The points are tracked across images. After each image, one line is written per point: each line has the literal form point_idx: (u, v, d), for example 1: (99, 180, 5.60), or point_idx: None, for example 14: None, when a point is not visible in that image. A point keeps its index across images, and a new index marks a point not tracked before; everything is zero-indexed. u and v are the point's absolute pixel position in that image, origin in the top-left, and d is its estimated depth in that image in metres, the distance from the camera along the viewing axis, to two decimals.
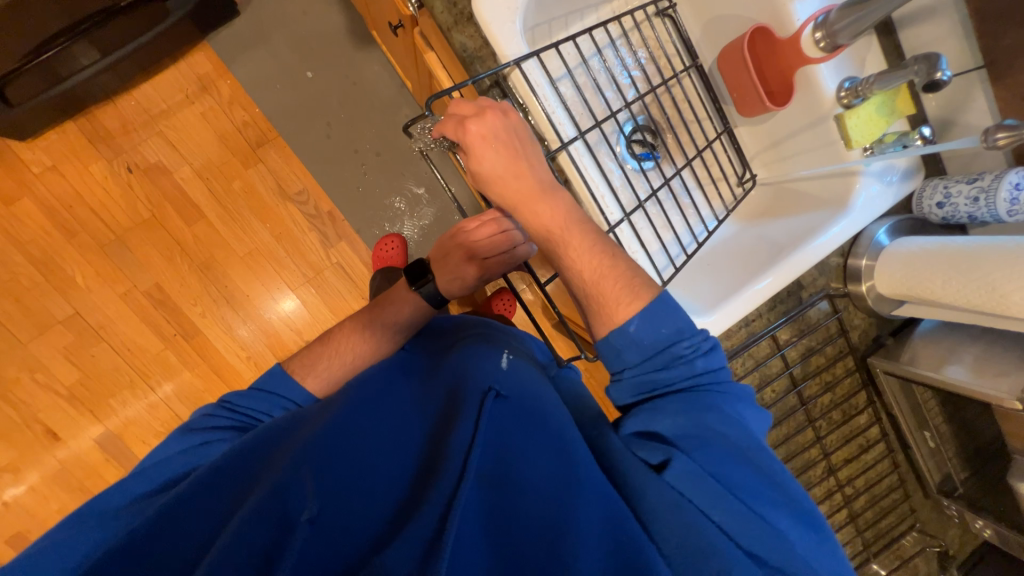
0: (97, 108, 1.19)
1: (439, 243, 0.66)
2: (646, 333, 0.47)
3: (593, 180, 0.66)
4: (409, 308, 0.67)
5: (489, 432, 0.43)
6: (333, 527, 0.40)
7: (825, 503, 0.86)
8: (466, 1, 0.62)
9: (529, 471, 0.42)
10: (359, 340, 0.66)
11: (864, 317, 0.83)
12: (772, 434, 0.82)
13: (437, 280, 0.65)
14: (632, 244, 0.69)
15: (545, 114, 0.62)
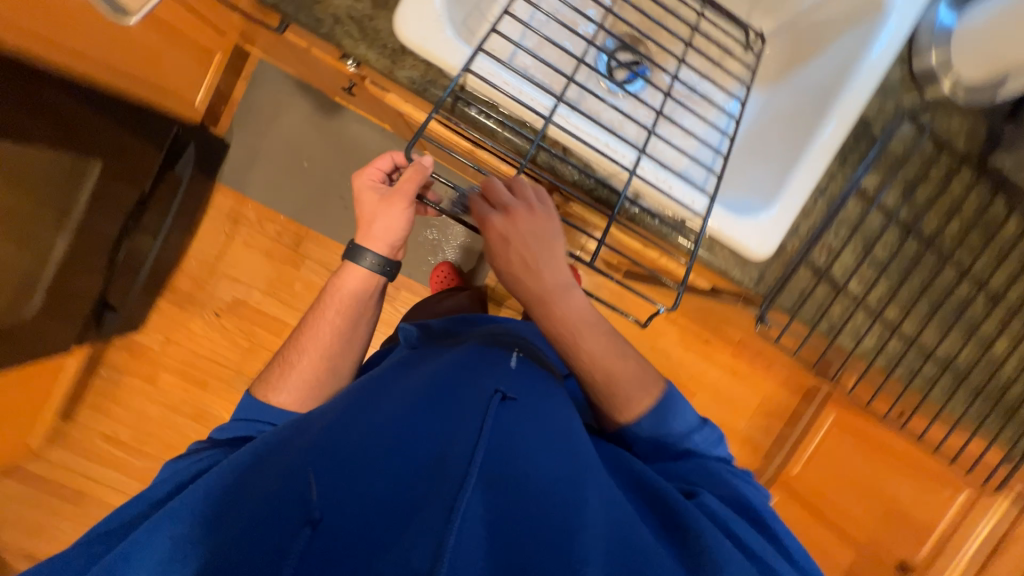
0: (173, 278, 1.37)
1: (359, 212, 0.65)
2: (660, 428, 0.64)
3: (592, 135, 0.62)
4: (354, 286, 0.68)
5: (496, 436, 0.50)
6: (349, 524, 0.44)
7: (1001, 340, 0.74)
8: (392, 37, 0.60)
9: (525, 467, 0.49)
10: (314, 334, 0.70)
11: (961, 118, 0.70)
12: (903, 293, 0.72)
13: (371, 248, 0.65)
14: (661, 176, 0.64)
15: (517, 101, 0.60)
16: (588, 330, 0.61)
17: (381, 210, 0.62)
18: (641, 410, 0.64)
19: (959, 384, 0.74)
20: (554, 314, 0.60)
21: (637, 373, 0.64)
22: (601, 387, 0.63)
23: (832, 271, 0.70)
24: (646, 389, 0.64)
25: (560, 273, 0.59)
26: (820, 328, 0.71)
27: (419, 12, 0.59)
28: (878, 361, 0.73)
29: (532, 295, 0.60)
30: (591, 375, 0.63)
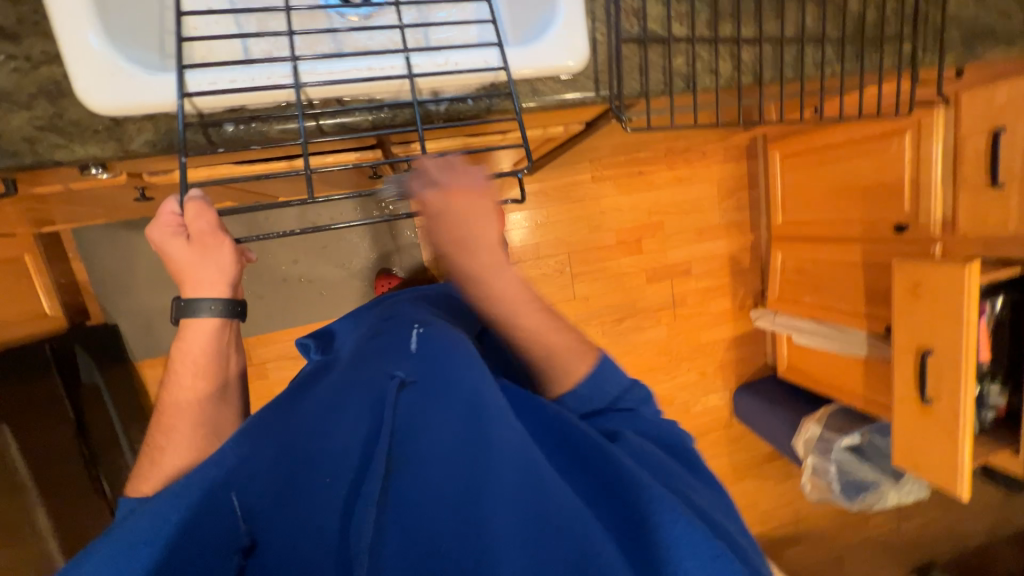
0: None
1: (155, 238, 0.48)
2: (598, 396, 0.62)
3: (351, 68, 0.56)
4: (201, 347, 0.54)
5: (406, 422, 0.51)
6: (278, 534, 0.45)
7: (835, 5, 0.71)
8: (95, 119, 0.51)
9: (438, 432, 0.50)
10: (180, 417, 0.55)
11: None
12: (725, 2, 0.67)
13: (201, 292, 0.51)
14: (440, 57, 0.58)
15: (260, 88, 0.53)
16: (530, 321, 0.61)
17: (191, 258, 0.49)
18: (579, 379, 0.62)
19: (823, 49, 0.71)
20: (487, 285, 0.60)
21: (573, 345, 0.63)
22: (540, 361, 0.62)
23: (650, 30, 0.65)
24: (583, 354, 0.63)
25: (493, 261, 0.60)
26: (677, 87, 0.67)
27: (92, 70, 0.49)
28: (743, 81, 0.69)
29: (470, 264, 0.59)
30: (525, 346, 0.62)
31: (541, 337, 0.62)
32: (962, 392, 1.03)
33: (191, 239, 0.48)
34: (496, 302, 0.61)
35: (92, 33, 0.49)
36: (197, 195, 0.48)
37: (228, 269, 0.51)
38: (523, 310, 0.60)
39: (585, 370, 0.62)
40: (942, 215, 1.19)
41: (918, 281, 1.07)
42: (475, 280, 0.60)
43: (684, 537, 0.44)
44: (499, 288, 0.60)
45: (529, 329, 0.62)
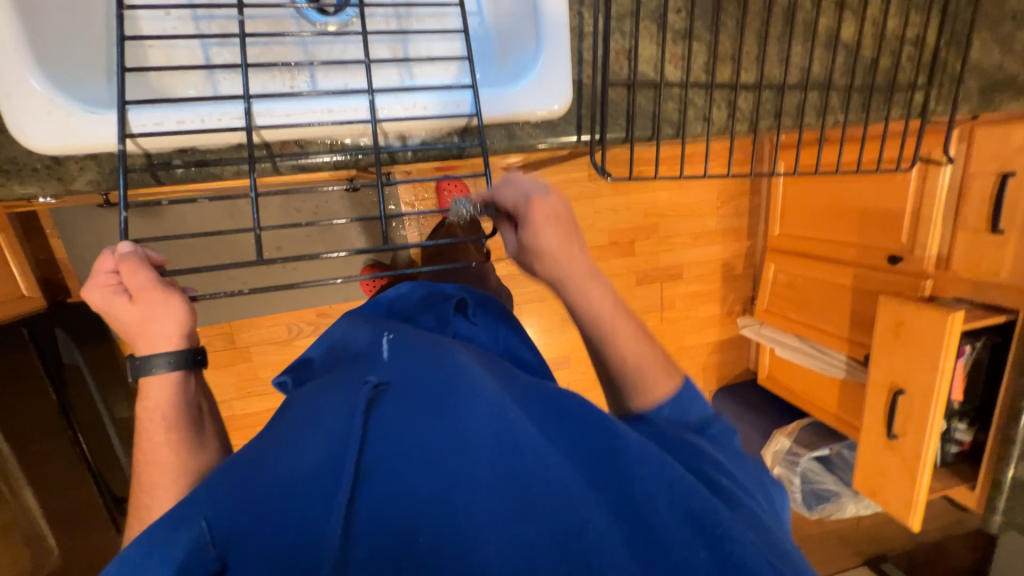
0: None
1: (100, 305, 0.49)
2: (679, 410, 0.57)
3: (310, 110, 0.52)
4: (163, 396, 0.51)
5: (380, 418, 0.44)
6: (251, 555, 0.37)
7: (843, 53, 0.66)
8: (33, 157, 0.48)
9: (413, 430, 0.44)
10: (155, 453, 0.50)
11: None
12: (725, 45, 0.62)
13: (151, 348, 0.50)
14: (406, 99, 0.54)
15: (212, 133, 0.50)
16: (629, 335, 0.60)
17: (134, 313, 0.49)
18: (662, 398, 0.58)
19: (826, 97, 0.67)
20: (586, 297, 0.59)
21: (659, 363, 0.60)
22: (636, 391, 0.59)
23: (640, 73, 0.60)
24: (668, 373, 0.60)
25: (592, 274, 0.59)
26: (665, 135, 0.63)
27: (26, 105, 0.45)
28: (737, 130, 0.65)
29: (574, 278, 0.58)
30: (623, 372, 0.59)
31: (630, 346, 0.59)
32: (927, 434, 1.06)
33: (131, 295, 0.48)
34: (598, 313, 0.59)
35: (24, 65, 0.45)
36: (128, 248, 0.49)
37: (177, 320, 0.50)
38: (625, 326, 0.60)
39: (667, 394, 0.58)
40: (938, 250, 1.17)
41: (900, 321, 1.07)
42: (565, 285, 0.58)
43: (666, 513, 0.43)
44: (592, 299, 0.59)
45: (622, 345, 0.59)
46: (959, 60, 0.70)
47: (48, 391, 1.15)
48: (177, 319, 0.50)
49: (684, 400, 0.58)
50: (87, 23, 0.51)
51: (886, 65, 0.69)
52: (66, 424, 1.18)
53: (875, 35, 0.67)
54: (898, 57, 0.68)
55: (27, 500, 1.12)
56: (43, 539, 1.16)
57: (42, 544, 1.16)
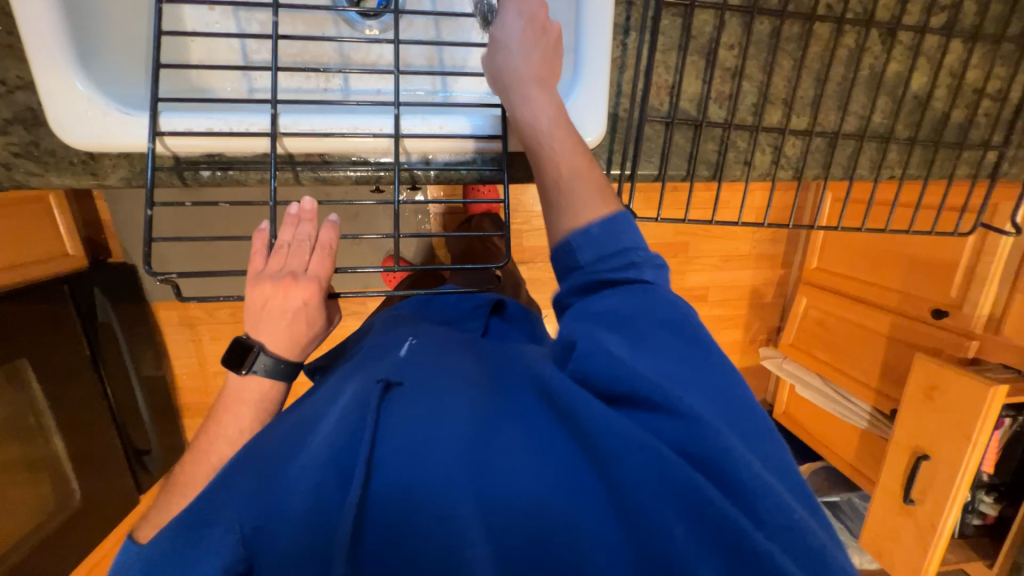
0: (177, 396, 1.48)
1: (248, 290, 0.45)
2: (607, 233, 0.46)
3: (334, 122, 0.51)
4: (239, 398, 0.46)
5: (388, 427, 0.40)
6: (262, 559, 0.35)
7: (908, 103, 0.60)
8: (69, 151, 0.49)
9: (417, 439, 0.39)
10: (229, 421, 0.46)
11: None
12: (779, 86, 0.57)
13: (269, 348, 0.45)
14: (433, 120, 0.52)
15: (238, 140, 0.50)
16: (561, 130, 0.48)
17: (291, 291, 0.44)
18: (591, 215, 0.46)
19: (885, 149, 0.61)
20: (524, 94, 0.49)
21: (588, 173, 0.47)
22: (556, 203, 0.48)
23: (680, 111, 0.57)
24: (603, 194, 0.47)
25: (543, 77, 0.50)
26: (700, 176, 0.60)
27: (66, 102, 0.47)
28: (779, 177, 0.61)
29: (531, 57, 0.50)
30: (549, 183, 0.48)
31: (566, 156, 0.48)
32: (947, 505, 1.00)
33: (273, 274, 0.45)
34: (539, 113, 0.49)
35: (67, 64, 0.46)
36: (265, 227, 0.48)
37: (312, 316, 0.46)
38: (569, 144, 0.48)
39: (601, 213, 0.47)
40: (990, 311, 1.09)
41: (935, 382, 1.00)
42: (509, 87, 0.50)
43: (659, 505, 0.35)
44: (535, 99, 0.49)
45: (555, 147, 0.48)
46: None
47: (84, 342, 1.17)
48: (316, 318, 0.46)
49: (616, 222, 0.46)
50: (128, 16, 0.52)
51: (959, 120, 0.62)
52: (98, 375, 1.22)
53: (951, 86, 0.60)
54: (969, 115, 0.62)
55: (54, 444, 1.14)
56: (66, 477, 1.17)
57: (65, 488, 1.18)
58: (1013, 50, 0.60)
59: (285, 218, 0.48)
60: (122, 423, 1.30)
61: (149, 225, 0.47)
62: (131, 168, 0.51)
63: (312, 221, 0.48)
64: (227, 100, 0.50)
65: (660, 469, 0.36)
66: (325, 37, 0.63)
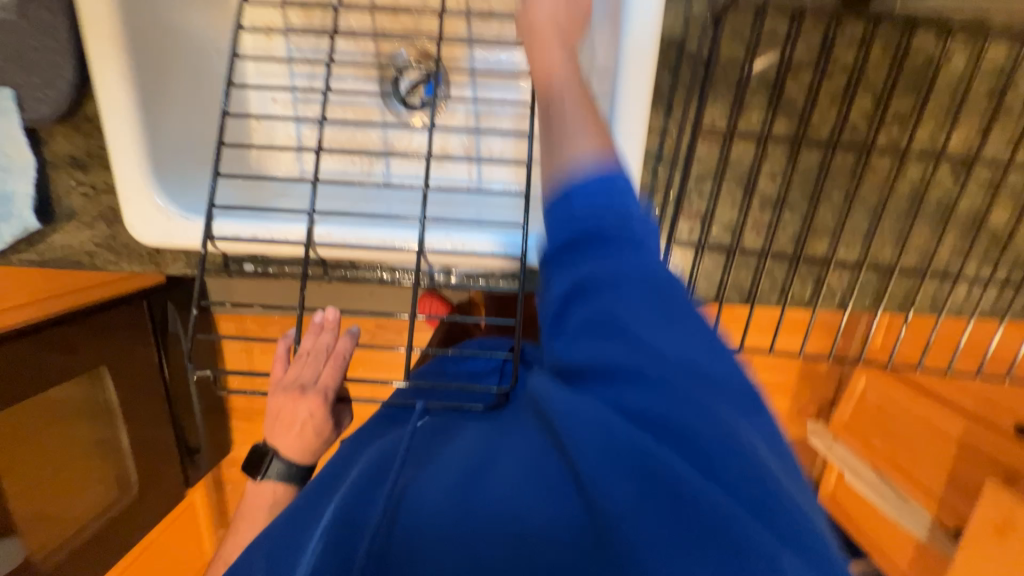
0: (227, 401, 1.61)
1: (267, 395, 0.49)
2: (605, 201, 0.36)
3: (362, 232, 0.53)
4: (253, 498, 0.49)
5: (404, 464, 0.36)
6: None
7: (984, 237, 0.54)
8: (140, 245, 0.56)
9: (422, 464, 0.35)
10: (245, 518, 0.49)
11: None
12: (824, 216, 0.53)
13: (282, 453, 0.48)
14: (457, 237, 0.53)
15: (276, 246, 0.54)
16: (566, 80, 0.42)
17: (300, 404, 0.47)
18: (586, 161, 0.37)
19: (950, 287, 0.55)
20: (542, 52, 0.43)
21: (592, 116, 0.40)
22: (552, 147, 0.40)
23: (712, 237, 0.54)
24: (602, 136, 0.39)
25: (568, 38, 0.44)
26: (729, 301, 0.56)
27: (141, 211, 0.53)
28: (820, 306, 0.56)
29: (561, 13, 0.45)
30: (552, 132, 0.40)
31: (572, 105, 0.41)
32: None
33: (288, 386, 0.48)
34: (558, 70, 0.43)
35: (141, 176, 0.52)
36: (289, 334, 0.51)
37: (319, 426, 0.48)
38: (579, 103, 0.41)
39: (601, 155, 0.38)
40: None
41: (1008, 519, 0.87)
42: (531, 41, 0.44)
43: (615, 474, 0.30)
44: (552, 54, 0.43)
45: (568, 104, 0.41)
46: None
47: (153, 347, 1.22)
48: (324, 428, 0.49)
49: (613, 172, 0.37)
50: (198, 121, 0.57)
51: None
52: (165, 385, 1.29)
53: None
54: None
55: (121, 437, 1.21)
56: (124, 464, 1.24)
57: (126, 476, 1.25)
58: None
59: (306, 325, 0.51)
60: (179, 422, 1.38)
61: None
62: (188, 261, 0.57)
63: (332, 330, 0.50)
64: (272, 209, 0.54)
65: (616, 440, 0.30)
66: (369, 128, 0.66)
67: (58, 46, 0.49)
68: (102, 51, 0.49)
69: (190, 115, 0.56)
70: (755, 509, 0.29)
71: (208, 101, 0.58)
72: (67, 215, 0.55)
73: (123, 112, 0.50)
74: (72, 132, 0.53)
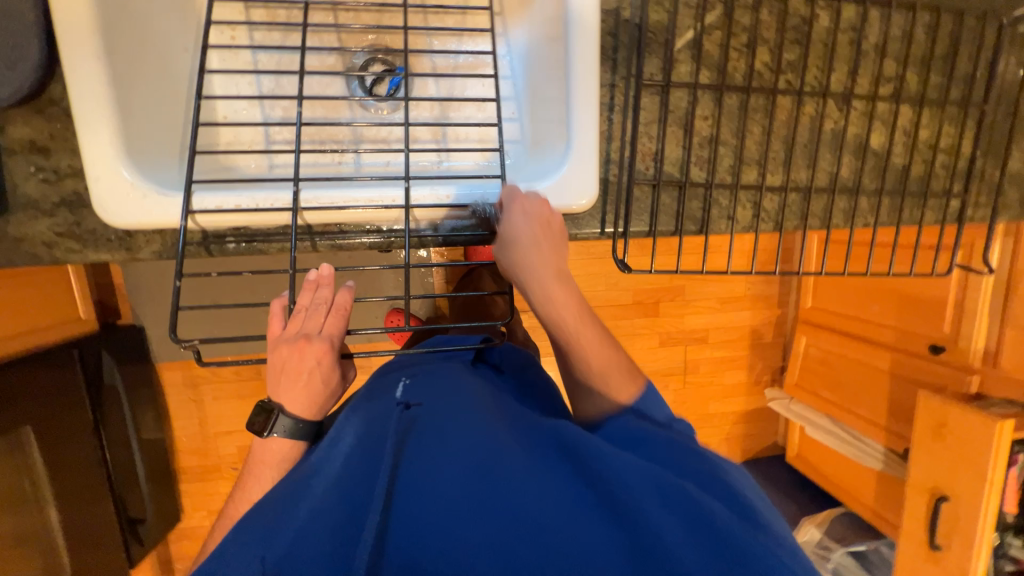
0: None
1: (267, 354, 0.48)
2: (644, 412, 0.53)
3: (350, 194, 0.56)
4: (259, 459, 0.47)
5: (421, 462, 0.40)
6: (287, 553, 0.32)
7: (871, 159, 0.67)
8: (109, 229, 0.54)
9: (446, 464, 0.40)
10: (253, 483, 0.47)
11: None
12: (751, 149, 0.64)
13: (289, 409, 0.47)
14: (441, 191, 0.57)
15: (261, 214, 0.54)
16: (580, 317, 0.56)
17: (305, 352, 0.47)
18: (629, 399, 0.55)
19: (855, 200, 0.66)
20: (553, 307, 0.55)
21: (616, 365, 0.56)
22: (578, 396, 0.57)
23: (665, 173, 0.62)
24: (630, 383, 0.56)
25: (561, 269, 0.56)
26: (687, 231, 0.64)
27: (111, 188, 0.51)
28: (761, 228, 0.66)
29: (542, 282, 0.55)
30: (583, 377, 0.56)
31: (594, 350, 0.55)
32: (974, 548, 0.96)
33: (290, 339, 0.48)
34: (564, 312, 0.55)
35: (113, 154, 0.51)
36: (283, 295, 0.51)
37: (327, 377, 0.48)
38: (594, 341, 0.55)
39: (632, 398, 0.55)
40: (985, 345, 1.12)
41: (941, 421, 1.01)
42: (532, 291, 0.55)
43: (638, 492, 0.38)
44: (557, 299, 0.55)
45: (586, 345, 0.55)
46: (994, 169, 0.70)
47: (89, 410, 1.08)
48: (332, 378, 0.48)
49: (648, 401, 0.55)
50: (169, 107, 0.58)
51: (919, 171, 0.68)
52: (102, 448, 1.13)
53: (907, 144, 0.67)
54: (923, 169, 0.68)
55: (50, 516, 1.03)
56: (60, 554, 1.05)
57: (59, 563, 1.06)
58: (956, 116, 0.67)
59: (303, 283, 0.50)
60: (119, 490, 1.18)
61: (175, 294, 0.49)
62: (162, 241, 0.55)
63: (330, 285, 0.50)
64: (253, 178, 0.55)
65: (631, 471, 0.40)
66: (338, 117, 0.69)
67: (22, 30, 0.49)
68: (72, 29, 0.49)
69: (161, 101, 0.57)
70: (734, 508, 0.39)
71: (175, 89, 0.59)
72: (23, 204, 0.52)
73: (95, 90, 0.50)
74: (33, 117, 0.52)
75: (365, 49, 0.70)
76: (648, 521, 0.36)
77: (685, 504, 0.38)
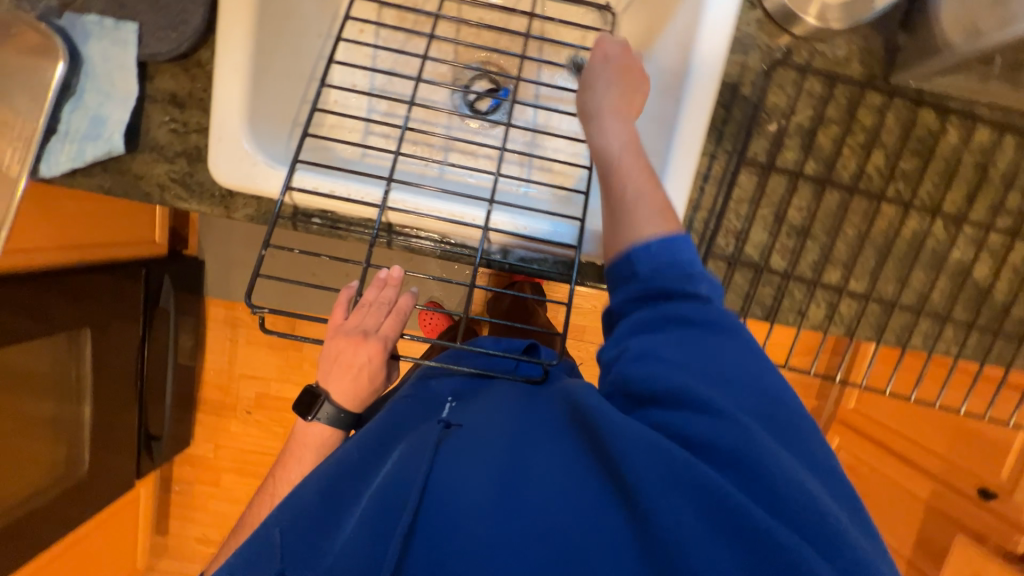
0: None
1: (322, 343, 0.50)
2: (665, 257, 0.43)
3: (434, 204, 0.58)
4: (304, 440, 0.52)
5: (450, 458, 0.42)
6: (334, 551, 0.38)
7: (970, 287, 0.62)
8: (214, 184, 0.58)
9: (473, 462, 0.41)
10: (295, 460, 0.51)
11: (847, 43, 0.58)
12: (840, 250, 0.61)
13: (334, 398, 0.50)
14: (520, 221, 0.58)
15: (349, 204, 0.57)
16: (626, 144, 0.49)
17: (360, 350, 0.49)
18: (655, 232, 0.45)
19: (941, 326, 0.62)
20: (599, 128, 0.50)
21: (656, 195, 0.46)
22: (616, 227, 0.47)
23: (744, 255, 0.61)
24: (667, 213, 0.46)
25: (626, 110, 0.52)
26: (753, 316, 0.62)
27: (228, 153, 0.55)
28: (831, 331, 0.63)
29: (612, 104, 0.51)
30: (611, 203, 0.48)
31: (635, 175, 0.48)
32: None
33: (348, 334, 0.49)
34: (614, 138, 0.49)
35: (237, 122, 0.55)
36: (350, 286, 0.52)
37: (375, 377, 0.50)
38: (639, 173, 0.48)
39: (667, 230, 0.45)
40: None
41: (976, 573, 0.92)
42: (595, 116, 0.51)
43: (668, 492, 0.34)
44: (614, 126, 0.50)
45: (626, 160, 0.48)
46: None
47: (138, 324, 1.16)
48: (379, 378, 0.50)
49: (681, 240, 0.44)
50: (290, 87, 0.62)
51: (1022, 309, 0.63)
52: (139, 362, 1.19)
53: (1014, 280, 0.62)
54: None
55: (83, 411, 1.08)
56: (80, 449, 1.09)
57: (78, 456, 1.10)
58: None
59: (373, 279, 0.51)
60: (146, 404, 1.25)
61: (256, 268, 0.52)
62: (255, 206, 0.59)
63: (396, 288, 0.51)
64: (351, 168, 0.57)
65: (667, 462, 0.35)
66: (435, 124, 0.72)
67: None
68: (233, 8, 0.54)
69: (285, 81, 0.61)
70: (811, 534, 0.33)
71: (301, 72, 0.64)
72: (150, 146, 0.58)
73: (237, 63, 0.55)
74: (179, 73, 0.57)
75: (478, 65, 0.72)
76: (677, 538, 0.33)
77: (735, 523, 0.33)
